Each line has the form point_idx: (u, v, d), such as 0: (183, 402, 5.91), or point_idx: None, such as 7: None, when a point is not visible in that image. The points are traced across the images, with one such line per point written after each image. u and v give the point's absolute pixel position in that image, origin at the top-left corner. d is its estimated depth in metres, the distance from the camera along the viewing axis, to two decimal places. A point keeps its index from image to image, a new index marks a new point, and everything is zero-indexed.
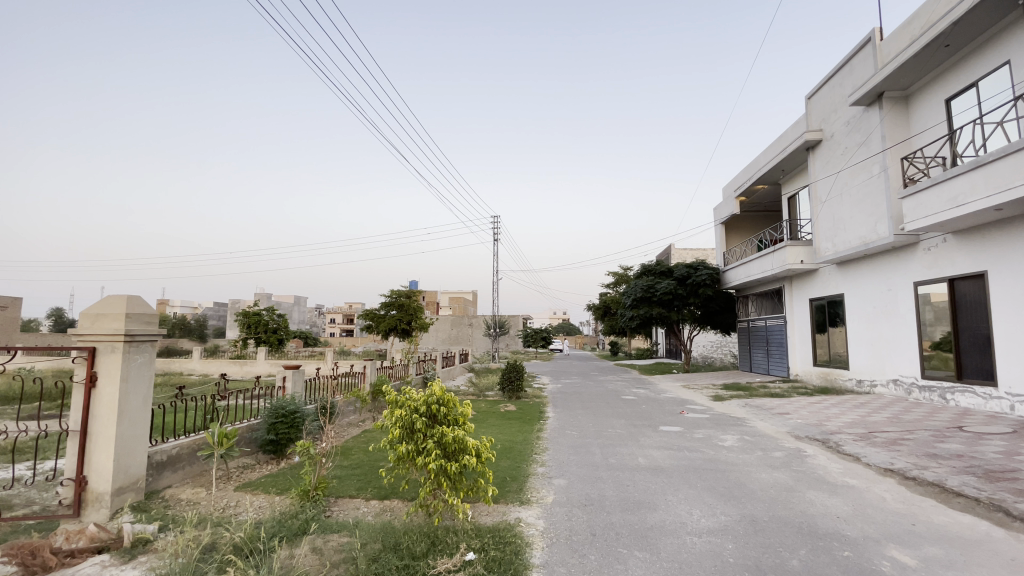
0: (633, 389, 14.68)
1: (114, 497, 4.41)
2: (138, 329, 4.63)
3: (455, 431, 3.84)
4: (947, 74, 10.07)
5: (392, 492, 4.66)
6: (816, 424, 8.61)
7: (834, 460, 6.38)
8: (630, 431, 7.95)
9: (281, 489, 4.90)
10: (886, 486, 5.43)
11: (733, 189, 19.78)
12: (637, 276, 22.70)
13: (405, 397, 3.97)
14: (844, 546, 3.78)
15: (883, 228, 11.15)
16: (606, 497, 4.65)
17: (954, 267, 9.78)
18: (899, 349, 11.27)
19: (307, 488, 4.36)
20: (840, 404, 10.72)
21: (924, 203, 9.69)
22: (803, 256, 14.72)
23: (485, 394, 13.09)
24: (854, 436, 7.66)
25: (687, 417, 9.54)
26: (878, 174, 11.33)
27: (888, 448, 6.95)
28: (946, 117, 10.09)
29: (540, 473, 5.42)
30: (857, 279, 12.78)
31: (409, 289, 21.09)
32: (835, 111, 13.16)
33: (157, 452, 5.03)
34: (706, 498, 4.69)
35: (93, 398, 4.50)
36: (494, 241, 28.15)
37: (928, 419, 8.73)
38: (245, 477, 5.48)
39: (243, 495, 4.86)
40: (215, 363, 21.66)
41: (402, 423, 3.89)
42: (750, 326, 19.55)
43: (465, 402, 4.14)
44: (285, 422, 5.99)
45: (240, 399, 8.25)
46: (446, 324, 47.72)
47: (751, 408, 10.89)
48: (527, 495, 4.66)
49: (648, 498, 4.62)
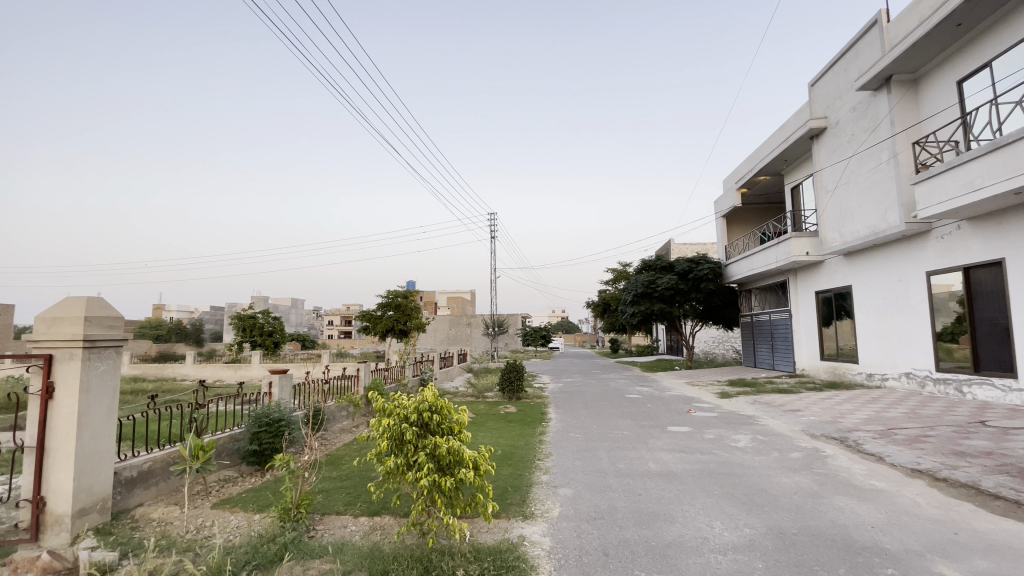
0: (637, 387, 14.25)
1: (75, 520, 4.00)
2: (99, 334, 4.21)
3: (450, 442, 3.43)
4: (958, 55, 9.69)
5: (382, 508, 4.24)
6: (831, 421, 8.22)
7: (856, 460, 5.98)
8: (637, 432, 7.55)
9: (261, 506, 4.48)
10: (917, 489, 5.03)
11: (734, 181, 19.40)
12: (638, 272, 22.29)
13: (394, 404, 3.57)
14: (886, 563, 3.38)
15: (893, 216, 10.78)
16: (618, 509, 4.25)
17: (969, 255, 9.39)
18: (911, 342, 10.89)
19: (288, 507, 3.94)
20: (852, 399, 10.33)
21: (937, 189, 9.29)
22: (808, 248, 14.36)
23: (485, 395, 12.66)
24: (873, 434, 7.27)
25: (695, 417, 9.11)
26: (887, 161, 10.96)
27: (912, 446, 6.55)
28: (957, 100, 9.73)
29: (544, 482, 5.01)
30: (865, 270, 12.39)
31: (405, 288, 20.61)
32: (840, 98, 12.79)
33: (126, 468, 4.59)
34: (726, 507, 4.29)
35: (50, 411, 4.10)
36: (491, 239, 27.61)
37: (947, 413, 8.35)
38: (224, 492, 5.06)
39: (219, 513, 4.45)
40: (209, 367, 21.21)
41: (390, 434, 3.47)
42: (753, 321, 19.16)
43: (461, 409, 3.73)
44: (269, 431, 5.56)
45: (227, 406, 7.83)
46: (443, 324, 47.29)
47: (759, 405, 10.49)
48: (530, 509, 4.25)
49: (664, 509, 4.22)
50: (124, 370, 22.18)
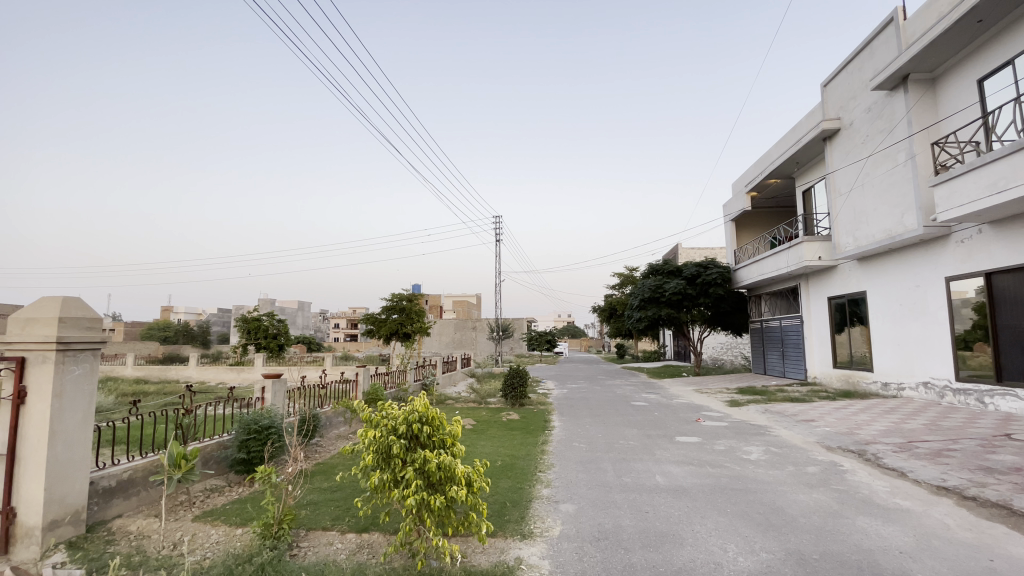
0: (644, 394, 13.89)
1: (46, 532, 3.75)
2: (75, 335, 3.99)
3: (441, 456, 3.15)
4: (979, 53, 9.34)
5: (372, 524, 3.97)
6: (847, 433, 7.87)
7: (877, 476, 5.64)
8: (644, 443, 7.24)
9: (245, 520, 4.23)
10: (945, 509, 4.70)
11: (744, 184, 19.04)
12: (645, 277, 21.93)
13: (382, 415, 3.30)
14: None
15: (910, 220, 10.42)
16: (623, 528, 3.96)
17: (991, 260, 9.02)
18: (930, 350, 10.49)
19: (269, 523, 3.67)
20: (868, 409, 9.96)
21: (957, 191, 8.93)
22: (821, 252, 13.98)
23: (487, 401, 12.37)
24: (892, 447, 6.92)
25: (704, 426, 8.78)
26: (904, 162, 10.61)
27: (935, 461, 6.20)
28: (978, 99, 9.38)
29: (544, 497, 4.72)
30: (881, 276, 12.02)
31: (410, 291, 20.34)
32: (854, 99, 12.45)
33: (103, 478, 4.35)
34: (741, 528, 3.99)
35: (22, 417, 3.86)
36: (496, 241, 27.29)
37: (970, 425, 7.97)
38: (208, 503, 4.81)
39: (200, 527, 4.21)
40: (212, 370, 21.06)
41: (377, 447, 3.21)
42: (763, 327, 18.77)
43: (455, 420, 3.45)
44: (257, 439, 5.30)
45: (221, 412, 7.62)
46: (449, 328, 47.04)
47: (771, 414, 10.12)
48: (529, 527, 3.96)
49: (673, 530, 3.93)
50: (128, 372, 22.09)
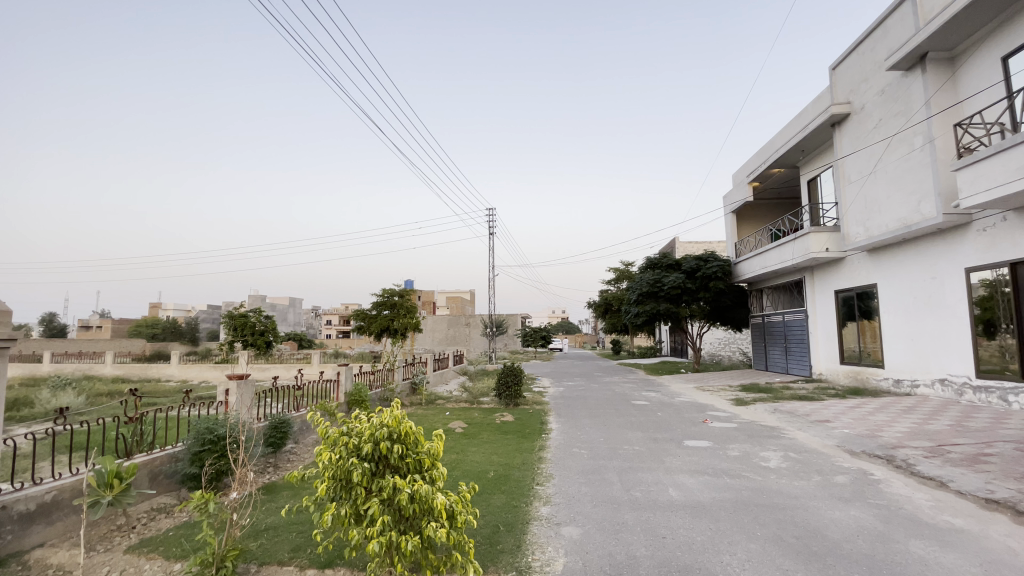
0: (643, 392, 13.24)
1: None
2: None
3: (415, 485, 2.47)
4: (1004, 28, 8.74)
5: (336, 558, 3.28)
6: (868, 436, 7.26)
7: (916, 488, 5.01)
8: (650, 448, 6.60)
9: (189, 551, 3.57)
10: (1004, 528, 4.07)
11: (745, 174, 18.45)
12: (643, 270, 21.27)
13: (342, 430, 2.61)
14: None
15: (928, 207, 9.81)
16: (639, 560, 3.31)
17: (1016, 248, 8.43)
18: (948, 346, 9.90)
19: (208, 560, 2.96)
20: (883, 408, 9.36)
21: (983, 174, 8.32)
22: (828, 243, 13.39)
23: (479, 401, 11.68)
24: (922, 452, 6.30)
25: (713, 428, 8.13)
26: (921, 147, 10.02)
27: (974, 468, 5.60)
28: (1002, 77, 8.78)
29: (543, 518, 4.05)
30: (894, 267, 11.44)
31: (400, 287, 19.65)
32: (866, 81, 11.86)
33: (19, 502, 3.64)
34: (779, 559, 3.34)
35: None
36: (490, 235, 26.41)
37: (999, 427, 7.38)
38: (149, 529, 4.14)
39: (133, 560, 3.54)
40: (195, 368, 20.34)
41: (335, 474, 2.52)
42: (764, 322, 18.22)
43: (437, 436, 2.78)
44: (213, 451, 4.58)
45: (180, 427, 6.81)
46: (442, 323, 46.12)
47: (781, 414, 9.51)
48: (525, 560, 3.30)
49: (698, 562, 3.28)
50: (108, 370, 21.29)
